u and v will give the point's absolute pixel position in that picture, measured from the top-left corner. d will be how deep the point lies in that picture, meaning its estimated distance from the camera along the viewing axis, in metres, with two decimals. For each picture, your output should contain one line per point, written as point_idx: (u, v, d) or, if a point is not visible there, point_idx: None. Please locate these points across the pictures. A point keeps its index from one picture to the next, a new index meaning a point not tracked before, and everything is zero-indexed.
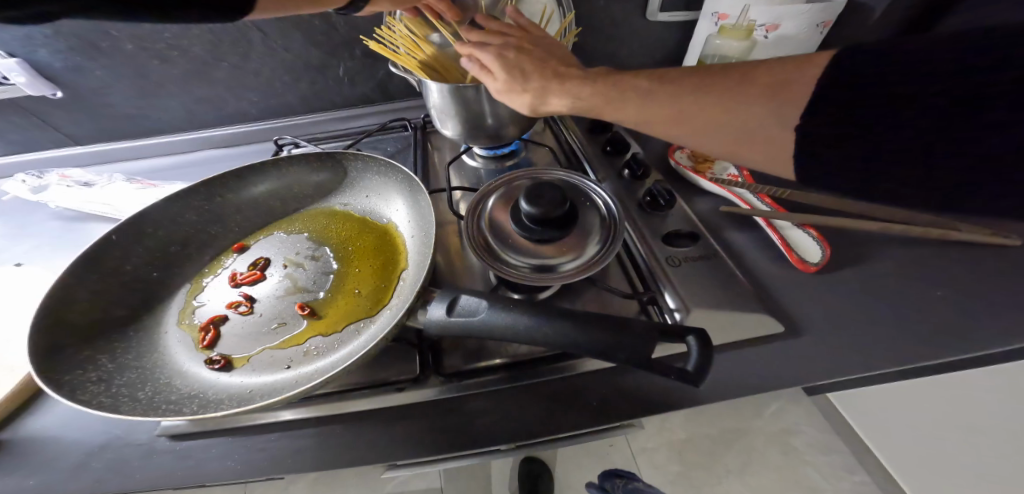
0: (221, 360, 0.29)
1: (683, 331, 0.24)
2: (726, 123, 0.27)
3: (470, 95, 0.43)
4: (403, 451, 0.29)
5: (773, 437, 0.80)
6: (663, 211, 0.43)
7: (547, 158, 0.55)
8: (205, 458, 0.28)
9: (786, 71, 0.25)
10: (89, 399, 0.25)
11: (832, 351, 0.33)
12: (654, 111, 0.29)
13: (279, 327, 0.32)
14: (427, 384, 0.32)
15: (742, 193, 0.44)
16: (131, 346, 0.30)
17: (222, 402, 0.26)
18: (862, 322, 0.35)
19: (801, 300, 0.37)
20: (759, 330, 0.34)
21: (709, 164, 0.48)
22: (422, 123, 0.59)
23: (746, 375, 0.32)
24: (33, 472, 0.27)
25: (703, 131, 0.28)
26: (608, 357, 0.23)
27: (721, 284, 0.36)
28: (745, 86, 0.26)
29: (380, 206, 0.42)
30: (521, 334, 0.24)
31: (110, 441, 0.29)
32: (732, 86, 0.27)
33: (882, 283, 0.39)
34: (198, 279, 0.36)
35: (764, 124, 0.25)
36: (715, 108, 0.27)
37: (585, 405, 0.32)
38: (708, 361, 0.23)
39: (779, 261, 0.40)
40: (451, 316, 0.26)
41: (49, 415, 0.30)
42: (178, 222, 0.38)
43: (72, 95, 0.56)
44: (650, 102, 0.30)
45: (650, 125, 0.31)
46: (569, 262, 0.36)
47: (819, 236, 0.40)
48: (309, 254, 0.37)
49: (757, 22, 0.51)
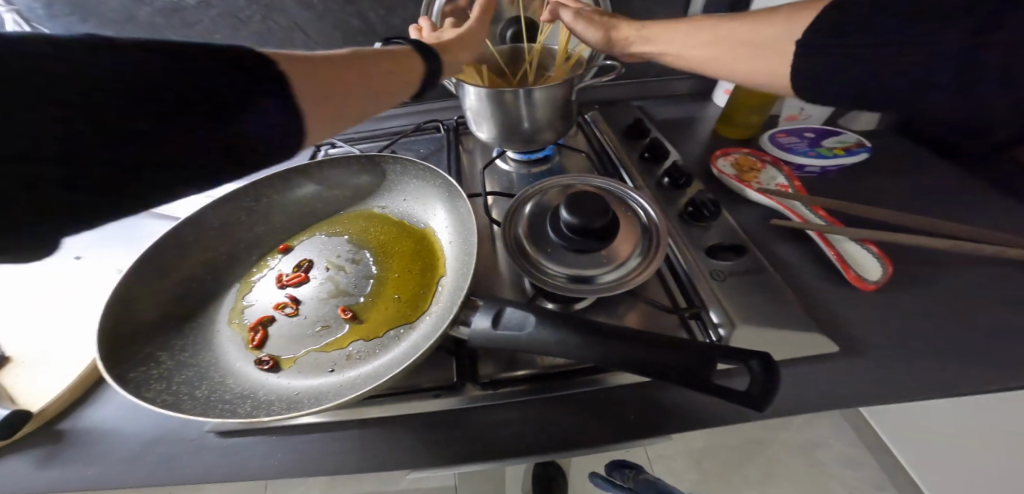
0: (270, 361, 0.30)
1: (745, 354, 0.23)
2: (743, 38, 0.35)
3: (509, 99, 0.42)
4: (441, 458, 0.29)
5: (797, 449, 0.79)
6: (705, 222, 0.41)
7: (581, 163, 0.54)
8: (250, 456, 0.28)
9: (802, 8, 0.33)
10: (152, 397, 0.26)
11: (898, 377, 0.31)
12: (696, 32, 0.40)
13: (322, 330, 0.32)
14: (463, 392, 0.32)
15: (791, 204, 0.42)
16: (186, 344, 0.31)
17: (272, 404, 0.27)
18: (929, 347, 0.33)
19: (859, 320, 0.35)
20: (813, 351, 0.32)
21: (754, 173, 0.46)
22: (455, 125, 0.59)
23: (802, 398, 0.30)
24: (91, 463, 0.28)
25: (728, 45, 0.36)
26: (664, 379, 0.23)
27: (771, 300, 0.35)
28: (773, 14, 0.34)
29: (418, 210, 0.42)
30: (572, 351, 0.24)
31: (162, 435, 0.30)
32: (763, 15, 0.35)
33: (948, 304, 0.36)
34: (246, 278, 0.37)
35: (771, 34, 0.33)
36: (742, 27, 0.35)
37: (624, 421, 0.31)
38: (773, 389, 0.22)
39: (833, 278, 0.38)
40: (496, 330, 0.26)
41: (106, 407, 0.32)
42: (227, 222, 0.39)
43: None
44: (690, 29, 0.41)
45: (688, 45, 0.41)
46: (608, 273, 0.35)
47: (879, 253, 0.38)
48: (350, 258, 0.38)
49: None
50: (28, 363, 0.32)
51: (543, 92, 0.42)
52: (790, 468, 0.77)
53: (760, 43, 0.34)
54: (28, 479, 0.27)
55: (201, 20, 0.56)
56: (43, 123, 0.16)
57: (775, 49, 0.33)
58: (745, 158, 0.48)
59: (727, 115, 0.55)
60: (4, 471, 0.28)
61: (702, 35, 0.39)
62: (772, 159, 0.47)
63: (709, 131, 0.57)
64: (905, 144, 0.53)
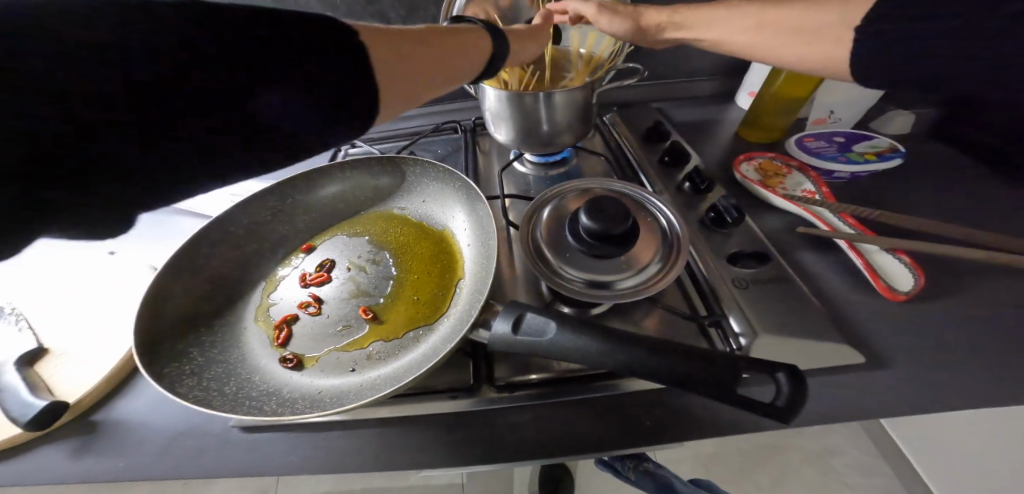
0: (294, 359, 0.31)
1: (772, 366, 0.22)
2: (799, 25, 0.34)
3: (529, 102, 0.42)
4: (457, 459, 0.29)
5: (810, 456, 0.77)
6: (727, 228, 0.40)
7: (599, 165, 0.53)
8: (272, 452, 0.29)
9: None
10: (185, 392, 0.27)
11: (929, 391, 0.30)
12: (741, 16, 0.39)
13: (344, 330, 0.33)
14: (479, 394, 0.32)
15: (819, 211, 0.41)
16: (214, 341, 0.32)
17: (296, 403, 0.28)
18: (964, 362, 0.31)
19: (887, 331, 0.34)
20: (839, 362, 0.31)
21: (779, 179, 0.45)
22: (473, 126, 0.59)
23: (827, 410, 0.29)
24: (122, 455, 0.29)
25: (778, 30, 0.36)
26: (688, 389, 0.22)
27: (795, 310, 0.34)
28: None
29: (437, 212, 0.42)
30: (593, 359, 0.23)
31: (190, 429, 0.31)
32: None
33: (984, 316, 0.34)
34: (271, 277, 0.38)
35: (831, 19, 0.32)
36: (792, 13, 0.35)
37: (640, 427, 0.31)
38: (801, 401, 0.21)
39: (862, 287, 0.37)
40: (516, 335, 0.26)
41: (136, 400, 0.33)
42: (253, 222, 0.40)
43: None
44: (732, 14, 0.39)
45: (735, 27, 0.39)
46: (626, 279, 0.35)
47: (912, 264, 0.37)
48: (370, 258, 0.38)
49: None
50: (65, 355, 0.34)
51: (564, 95, 0.42)
52: (804, 475, 0.76)
53: (807, 28, 0.34)
54: (65, 468, 0.28)
55: None
56: (64, 129, 0.16)
57: (826, 35, 0.33)
58: (770, 163, 0.47)
59: (753, 119, 0.53)
60: (42, 459, 0.29)
61: (743, 20, 0.38)
62: (798, 164, 0.46)
63: (731, 135, 0.56)
64: (939, 150, 0.51)
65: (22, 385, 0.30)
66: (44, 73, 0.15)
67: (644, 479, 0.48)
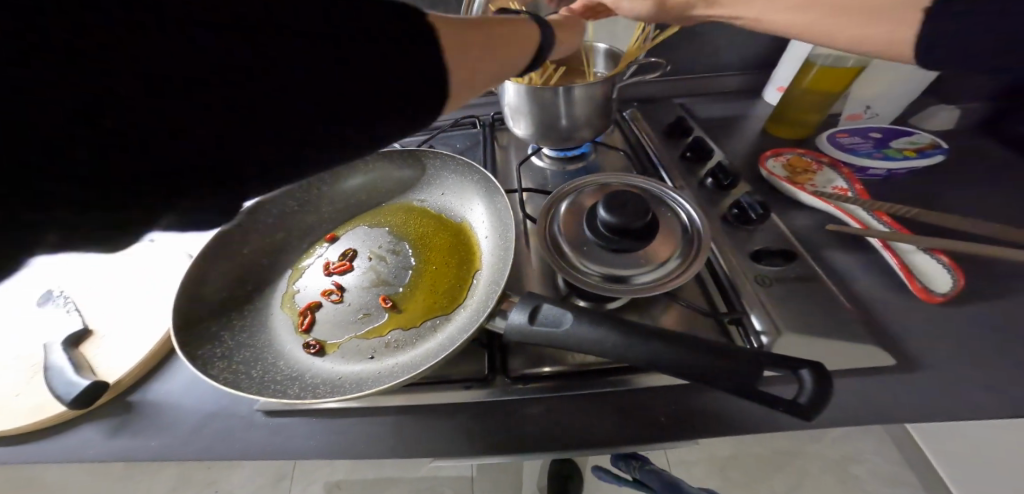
0: (316, 345, 0.32)
1: (795, 362, 0.22)
2: None
3: (549, 96, 0.42)
4: (469, 447, 0.30)
5: (831, 463, 0.74)
6: (751, 225, 0.39)
7: (618, 161, 0.52)
8: (293, 435, 0.30)
9: None
10: (216, 373, 0.28)
11: (964, 396, 0.28)
12: None
13: (364, 318, 0.34)
14: (493, 385, 0.32)
15: (851, 209, 0.39)
16: (243, 325, 0.34)
17: (318, 387, 0.28)
18: (1010, 368, 0.30)
19: (919, 333, 0.32)
20: (865, 363, 0.30)
21: (808, 176, 0.43)
22: (492, 120, 0.60)
23: (853, 412, 0.28)
24: (155, 435, 0.31)
25: None
26: (707, 384, 0.22)
27: (821, 309, 0.33)
28: None
29: (456, 205, 0.43)
30: (610, 351, 0.23)
31: (218, 411, 0.32)
32: None
33: None
34: (297, 265, 0.39)
35: None
36: None
37: (654, 423, 0.30)
38: (824, 399, 0.21)
39: (897, 288, 0.35)
40: (533, 325, 0.26)
41: (168, 383, 0.35)
42: (282, 211, 0.42)
43: None
44: None
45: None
46: (645, 275, 0.34)
47: (952, 264, 0.35)
48: (390, 248, 0.39)
49: None
50: (105, 337, 0.36)
51: (584, 89, 0.42)
52: (822, 482, 0.73)
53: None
54: (102, 446, 0.31)
55: None
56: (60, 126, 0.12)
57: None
58: (799, 159, 0.45)
59: (781, 114, 0.51)
60: (82, 436, 0.31)
61: None
62: (830, 161, 0.44)
63: (758, 130, 0.54)
64: (984, 146, 0.48)
65: (67, 366, 0.33)
66: (58, 57, 0.12)
67: (651, 476, 0.47)
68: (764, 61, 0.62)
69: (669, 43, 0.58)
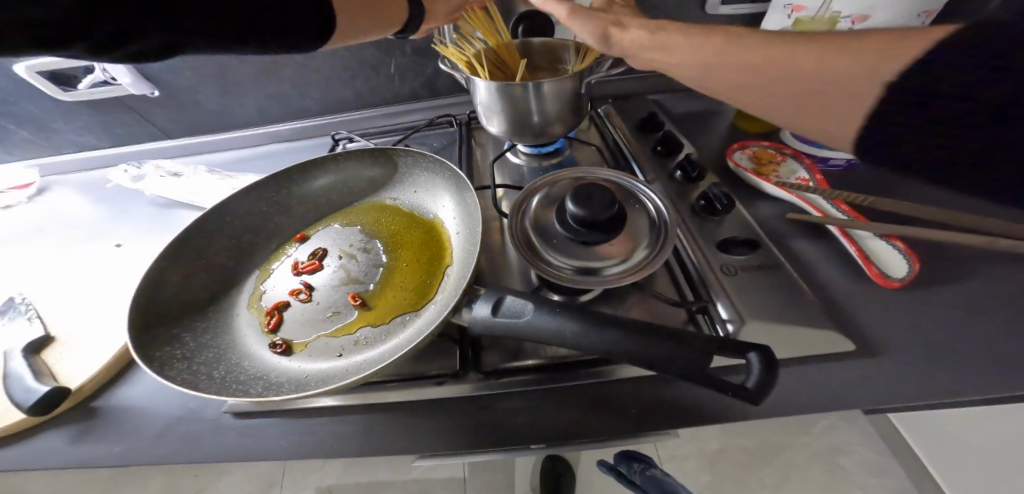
0: (283, 345, 0.32)
1: (743, 346, 0.22)
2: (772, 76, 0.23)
3: (517, 92, 0.43)
4: (440, 442, 0.30)
5: (818, 454, 0.75)
6: (718, 216, 0.40)
7: (592, 156, 0.53)
8: (263, 436, 0.30)
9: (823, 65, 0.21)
10: (175, 375, 0.28)
11: (918, 375, 0.29)
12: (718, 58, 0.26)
13: (333, 316, 0.34)
14: (464, 380, 0.32)
15: (813, 198, 0.40)
16: (209, 328, 0.33)
17: (282, 386, 0.28)
18: (963, 347, 0.31)
19: (878, 317, 0.33)
20: (825, 347, 0.31)
21: (773, 167, 0.44)
22: (468, 119, 0.60)
23: (812, 394, 0.29)
24: (119, 440, 0.30)
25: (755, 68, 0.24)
26: (659, 369, 0.22)
27: (783, 296, 0.33)
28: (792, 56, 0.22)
29: (428, 202, 0.43)
30: (566, 340, 0.24)
31: (185, 415, 0.32)
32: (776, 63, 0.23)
33: (981, 301, 0.34)
34: (266, 266, 0.39)
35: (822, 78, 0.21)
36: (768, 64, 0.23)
37: (622, 412, 0.31)
38: (771, 382, 0.21)
39: (857, 274, 0.36)
40: (496, 317, 0.26)
41: (135, 389, 0.34)
42: (251, 212, 0.42)
43: (166, 94, 0.61)
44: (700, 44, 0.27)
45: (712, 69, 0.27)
46: (613, 266, 0.35)
47: (907, 249, 0.36)
48: (361, 247, 0.39)
49: (842, 13, 0.49)
50: (68, 343, 0.35)
51: (552, 84, 0.42)
52: (811, 473, 0.74)
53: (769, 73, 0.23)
54: (62, 454, 0.30)
55: None
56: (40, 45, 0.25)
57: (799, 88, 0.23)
58: (764, 151, 0.46)
59: (748, 109, 0.53)
60: (42, 445, 0.30)
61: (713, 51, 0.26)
62: (793, 152, 0.45)
63: (728, 125, 0.55)
64: None
65: (27, 372, 0.32)
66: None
67: (650, 483, 0.49)
68: None
69: None
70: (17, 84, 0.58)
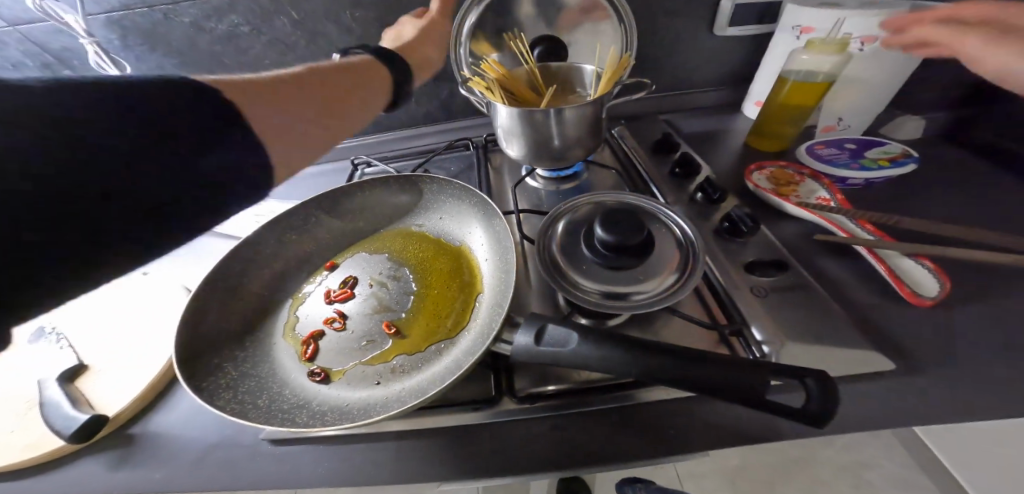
0: (321, 373, 0.32)
1: (798, 371, 0.22)
2: None
3: (540, 118, 0.44)
4: (480, 470, 0.29)
5: (844, 469, 0.74)
6: (743, 237, 0.40)
7: (609, 179, 0.54)
8: (302, 464, 0.30)
9: None
10: (222, 404, 0.28)
11: (962, 394, 0.29)
12: None
13: (368, 344, 0.34)
14: (500, 406, 0.32)
15: (835, 218, 0.41)
16: (247, 356, 0.33)
17: (326, 415, 0.28)
18: (1004, 365, 0.31)
19: (912, 335, 0.33)
20: (864, 367, 0.30)
21: (792, 187, 0.45)
22: (484, 142, 0.61)
23: (859, 418, 0.28)
24: (157, 467, 0.30)
25: None
26: (714, 395, 0.22)
27: (818, 318, 0.33)
28: None
29: (454, 228, 0.44)
30: (615, 367, 0.24)
31: (222, 442, 0.32)
32: None
33: (1015, 318, 0.34)
34: (297, 294, 0.39)
35: None
36: None
37: (663, 435, 0.30)
38: (830, 407, 0.21)
39: (887, 293, 0.36)
40: (539, 346, 0.26)
41: (171, 414, 0.34)
42: (281, 241, 0.42)
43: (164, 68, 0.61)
44: None
45: None
46: (644, 290, 0.35)
47: (936, 269, 0.36)
48: (391, 274, 0.40)
49: (851, 35, 0.45)
50: (102, 370, 0.35)
51: (574, 110, 0.43)
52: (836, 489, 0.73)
53: None
54: (101, 481, 0.29)
55: (250, 48, 0.59)
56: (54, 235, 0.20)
57: None
58: (782, 172, 0.47)
59: (761, 128, 0.54)
60: (79, 471, 0.30)
61: None
62: (811, 172, 0.46)
63: (740, 144, 0.57)
64: (953, 153, 0.51)
65: (65, 401, 0.32)
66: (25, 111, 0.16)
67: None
68: (741, 76, 0.65)
69: (649, 62, 0.61)
70: (21, 39, 0.57)
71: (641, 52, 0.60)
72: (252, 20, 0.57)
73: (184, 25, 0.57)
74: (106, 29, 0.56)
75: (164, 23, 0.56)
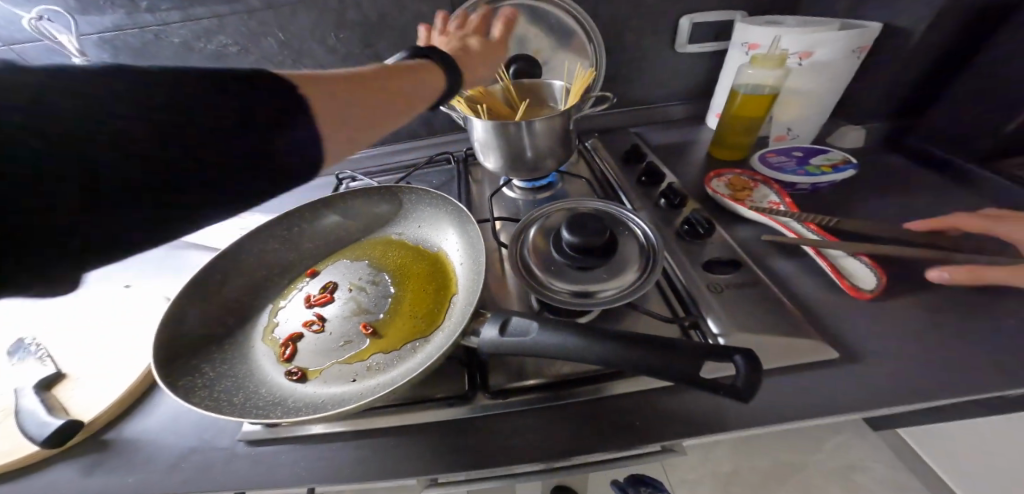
0: (299, 372, 0.33)
1: (729, 350, 0.25)
2: None
3: (512, 131, 0.47)
4: (452, 464, 0.30)
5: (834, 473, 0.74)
6: (701, 239, 0.43)
7: (582, 188, 0.57)
8: (279, 463, 0.30)
9: None
10: (197, 401, 0.29)
11: (897, 378, 0.31)
12: None
13: (345, 345, 0.35)
14: (474, 401, 0.34)
15: (785, 220, 0.44)
16: (226, 359, 0.34)
17: (301, 410, 0.29)
18: (936, 351, 0.33)
19: (855, 326, 0.36)
20: (810, 355, 0.33)
21: (747, 192, 0.49)
22: (465, 156, 0.64)
23: (804, 402, 0.30)
24: (129, 473, 0.30)
25: None
26: (657, 374, 0.24)
27: (768, 311, 0.36)
28: None
29: (432, 235, 0.46)
30: (570, 352, 0.26)
31: (198, 446, 0.32)
32: None
33: (948, 308, 0.37)
34: (279, 300, 0.41)
35: None
36: None
37: (629, 424, 0.32)
38: (757, 381, 0.23)
39: (833, 288, 0.39)
40: (504, 337, 0.28)
41: (147, 421, 0.34)
42: (264, 251, 0.44)
43: None
44: None
45: None
46: (608, 288, 0.37)
47: (872, 264, 0.39)
48: (370, 279, 0.41)
49: (789, 51, 0.50)
50: (80, 379, 0.36)
51: (543, 122, 0.46)
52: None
53: None
54: (72, 486, 0.30)
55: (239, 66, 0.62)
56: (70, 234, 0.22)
57: None
58: (738, 179, 0.51)
59: (721, 139, 0.58)
60: (51, 478, 0.30)
61: None
62: (763, 179, 0.50)
63: (703, 155, 0.60)
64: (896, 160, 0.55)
65: (40, 408, 0.32)
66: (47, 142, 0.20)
67: None
68: (704, 92, 0.70)
69: (618, 78, 0.66)
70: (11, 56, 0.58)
71: (610, 70, 0.65)
72: (241, 41, 0.59)
73: (175, 46, 0.59)
74: (99, 49, 0.59)
75: (156, 43, 0.58)
